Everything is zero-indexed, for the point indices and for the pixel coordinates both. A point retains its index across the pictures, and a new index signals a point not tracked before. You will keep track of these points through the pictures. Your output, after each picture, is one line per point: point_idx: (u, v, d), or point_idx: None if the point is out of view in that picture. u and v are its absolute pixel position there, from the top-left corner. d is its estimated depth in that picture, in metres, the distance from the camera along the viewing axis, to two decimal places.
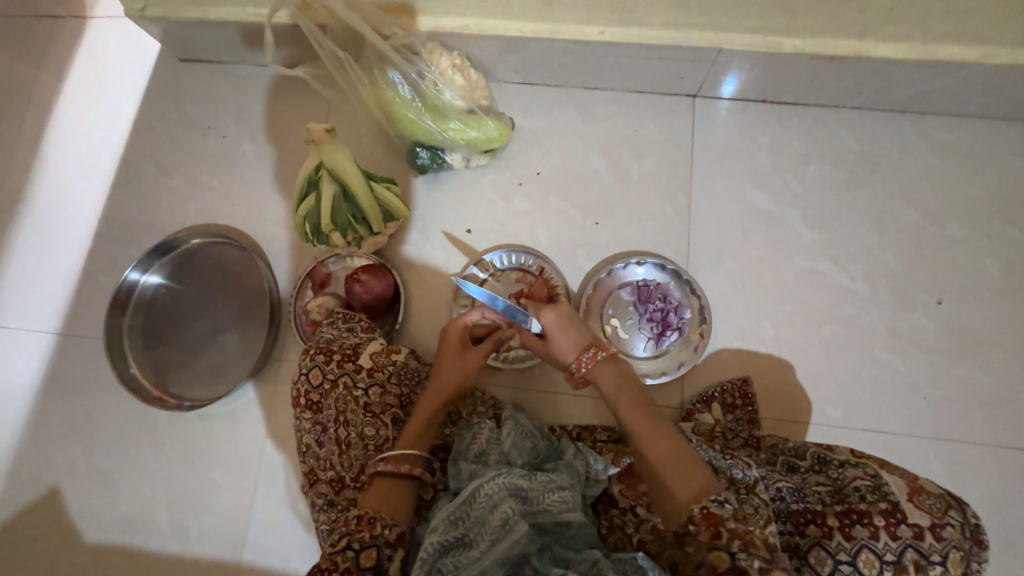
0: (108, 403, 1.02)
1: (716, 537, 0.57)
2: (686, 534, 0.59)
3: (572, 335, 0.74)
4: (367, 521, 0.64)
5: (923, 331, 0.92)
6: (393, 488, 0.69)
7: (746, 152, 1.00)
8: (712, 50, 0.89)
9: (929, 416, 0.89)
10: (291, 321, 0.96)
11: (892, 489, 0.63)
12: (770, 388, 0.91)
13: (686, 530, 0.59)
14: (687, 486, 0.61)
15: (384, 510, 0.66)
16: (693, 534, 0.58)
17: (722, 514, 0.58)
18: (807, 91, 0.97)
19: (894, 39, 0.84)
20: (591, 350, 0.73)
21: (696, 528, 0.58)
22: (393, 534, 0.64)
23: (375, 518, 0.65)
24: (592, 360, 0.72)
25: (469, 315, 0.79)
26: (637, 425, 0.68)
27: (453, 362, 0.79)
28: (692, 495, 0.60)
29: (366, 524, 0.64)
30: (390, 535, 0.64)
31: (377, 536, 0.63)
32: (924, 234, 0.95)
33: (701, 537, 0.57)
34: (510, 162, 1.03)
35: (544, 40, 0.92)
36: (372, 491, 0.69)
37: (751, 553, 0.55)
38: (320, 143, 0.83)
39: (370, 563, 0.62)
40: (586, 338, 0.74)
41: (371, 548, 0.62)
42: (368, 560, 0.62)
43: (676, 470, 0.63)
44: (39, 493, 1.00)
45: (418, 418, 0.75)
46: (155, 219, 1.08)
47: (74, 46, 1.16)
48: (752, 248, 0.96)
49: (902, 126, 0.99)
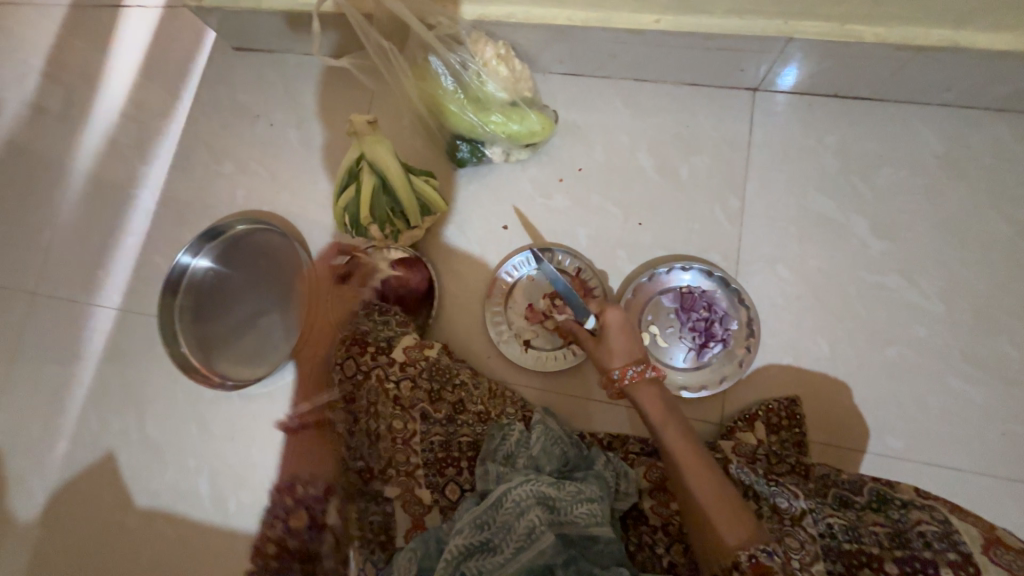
0: (160, 378, 1.08)
1: None
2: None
3: (626, 341, 0.72)
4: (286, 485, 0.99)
5: (1006, 359, 0.82)
6: (303, 456, 0.99)
7: (810, 152, 0.92)
8: (780, 40, 0.81)
9: (1006, 454, 0.79)
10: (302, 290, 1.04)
11: (964, 540, 0.56)
12: (822, 410, 0.84)
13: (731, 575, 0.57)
14: (733, 529, 0.58)
15: (303, 476, 0.98)
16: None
17: (772, 565, 0.55)
18: (885, 85, 0.87)
19: (1000, 27, 0.74)
20: (639, 365, 0.70)
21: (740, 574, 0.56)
22: (319, 488, 0.96)
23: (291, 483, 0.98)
24: (636, 377, 0.69)
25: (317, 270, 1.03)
26: (681, 452, 0.64)
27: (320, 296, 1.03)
28: (739, 541, 0.57)
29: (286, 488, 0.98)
30: (314, 490, 0.97)
31: (299, 494, 0.97)
32: (1016, 251, 0.84)
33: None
34: (552, 157, 0.99)
35: (594, 29, 0.87)
36: (297, 461, 0.99)
37: None
38: (363, 136, 0.83)
39: (302, 520, 0.96)
40: (638, 352, 0.72)
41: (304, 500, 0.96)
42: (300, 514, 0.96)
43: (724, 509, 0.59)
44: (97, 455, 1.08)
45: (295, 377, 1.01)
46: (206, 204, 1.12)
47: (138, 35, 1.21)
48: (810, 257, 0.89)
49: (999, 127, 0.87)
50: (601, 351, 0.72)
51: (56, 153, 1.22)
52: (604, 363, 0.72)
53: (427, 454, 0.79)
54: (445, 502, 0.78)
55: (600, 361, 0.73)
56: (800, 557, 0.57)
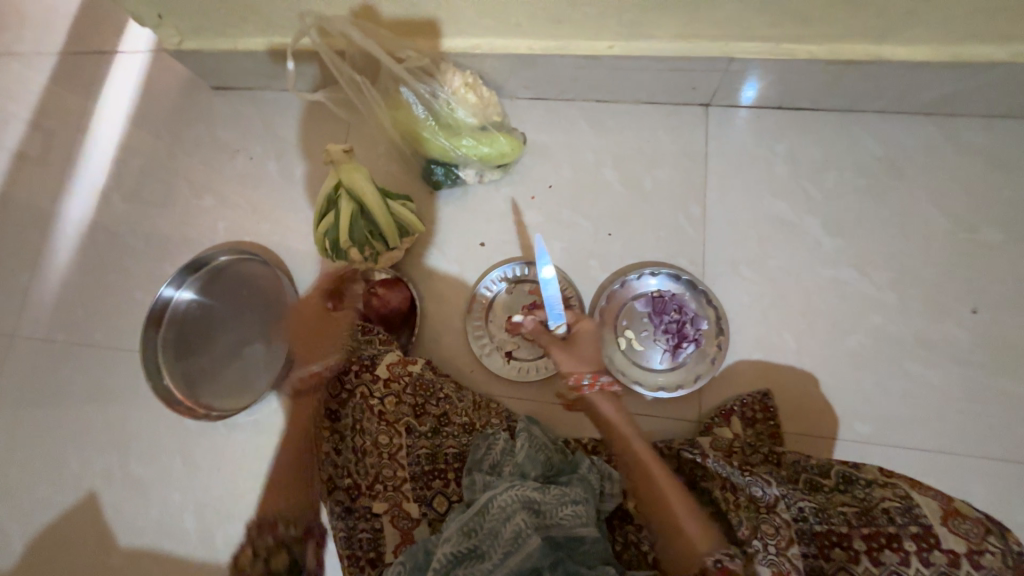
0: (144, 412, 1.07)
1: None
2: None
3: (595, 351, 0.79)
4: (268, 525, 0.80)
5: (956, 342, 0.87)
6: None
7: (762, 159, 0.98)
8: (723, 60, 0.88)
9: (966, 433, 0.84)
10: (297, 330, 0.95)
11: (925, 512, 0.59)
12: (793, 402, 0.88)
13: None
14: (701, 538, 0.62)
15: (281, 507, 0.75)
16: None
17: (736, 568, 0.59)
18: (823, 96, 0.95)
19: (916, 41, 0.82)
20: (604, 375, 0.78)
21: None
22: (298, 531, 0.81)
23: (276, 521, 0.81)
24: (605, 385, 0.76)
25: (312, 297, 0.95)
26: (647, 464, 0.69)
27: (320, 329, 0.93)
28: (708, 550, 0.61)
29: (268, 526, 0.80)
30: (296, 532, 0.81)
31: (280, 536, 0.80)
32: (954, 240, 0.91)
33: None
34: (523, 175, 1.04)
35: (554, 56, 0.94)
36: (277, 493, 0.86)
37: None
38: (339, 164, 0.87)
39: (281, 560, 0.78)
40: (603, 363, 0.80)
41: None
42: (279, 562, 0.77)
43: (688, 518, 0.64)
44: (78, 497, 1.06)
45: (312, 349, 0.91)
46: (188, 237, 1.14)
47: (120, 79, 1.25)
48: (770, 257, 0.94)
49: (929, 129, 0.95)
50: (574, 355, 0.78)
51: (36, 194, 1.23)
52: (576, 369, 0.78)
53: (414, 467, 0.80)
54: (433, 516, 0.79)
55: (564, 365, 0.79)
56: (775, 543, 0.61)
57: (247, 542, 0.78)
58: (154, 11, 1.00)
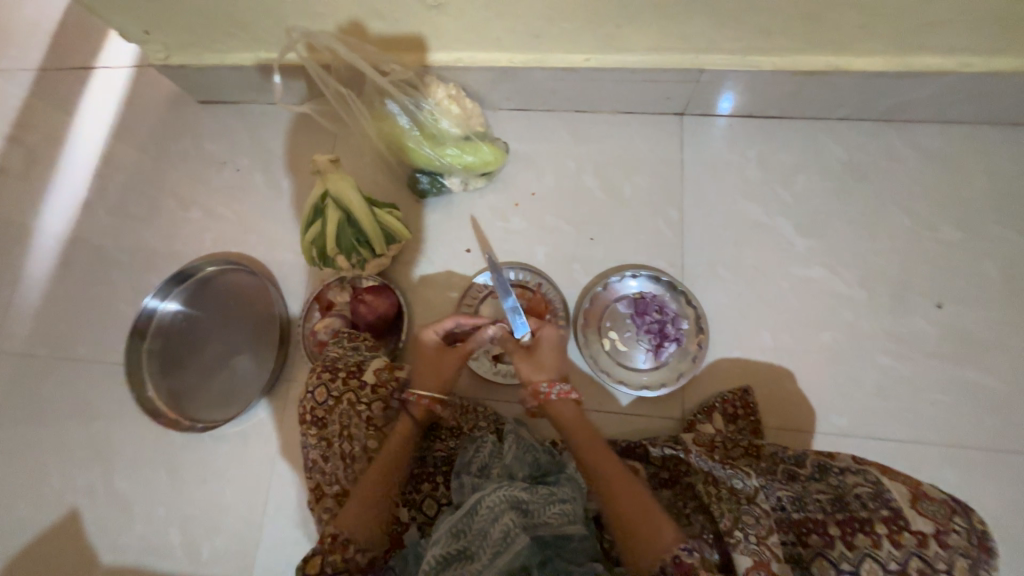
0: (127, 426, 1.06)
1: None
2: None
3: (555, 359, 0.81)
4: (340, 543, 0.70)
5: (923, 335, 0.91)
6: (367, 500, 0.73)
7: (735, 165, 1.03)
8: (694, 71, 0.93)
9: (936, 422, 0.87)
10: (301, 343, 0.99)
11: (894, 495, 0.62)
12: (772, 397, 0.90)
13: None
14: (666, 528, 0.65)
15: (357, 531, 0.71)
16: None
17: (694, 562, 0.61)
18: (790, 105, 1.00)
19: (871, 52, 0.87)
20: (562, 383, 0.80)
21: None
22: (364, 559, 0.70)
23: (347, 541, 0.70)
24: (561, 394, 0.78)
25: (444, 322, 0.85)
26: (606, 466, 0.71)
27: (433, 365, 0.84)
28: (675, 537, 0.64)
29: (339, 546, 0.69)
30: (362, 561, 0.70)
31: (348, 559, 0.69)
32: (917, 239, 0.96)
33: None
34: (507, 183, 1.07)
35: (534, 69, 0.98)
36: (358, 509, 0.72)
37: None
38: (326, 173, 0.89)
39: None
40: (562, 370, 0.81)
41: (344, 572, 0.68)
42: None
43: (641, 520, 0.65)
44: (58, 515, 1.03)
45: (429, 378, 0.82)
46: (174, 249, 1.15)
47: (105, 94, 1.26)
48: (746, 257, 0.98)
49: (889, 135, 1.01)
50: (530, 365, 0.80)
51: (18, 209, 1.23)
52: (533, 377, 0.80)
53: None
54: (422, 518, 0.81)
55: (523, 371, 0.81)
56: (755, 532, 0.63)
57: (314, 550, 0.69)
58: (141, 27, 1.02)
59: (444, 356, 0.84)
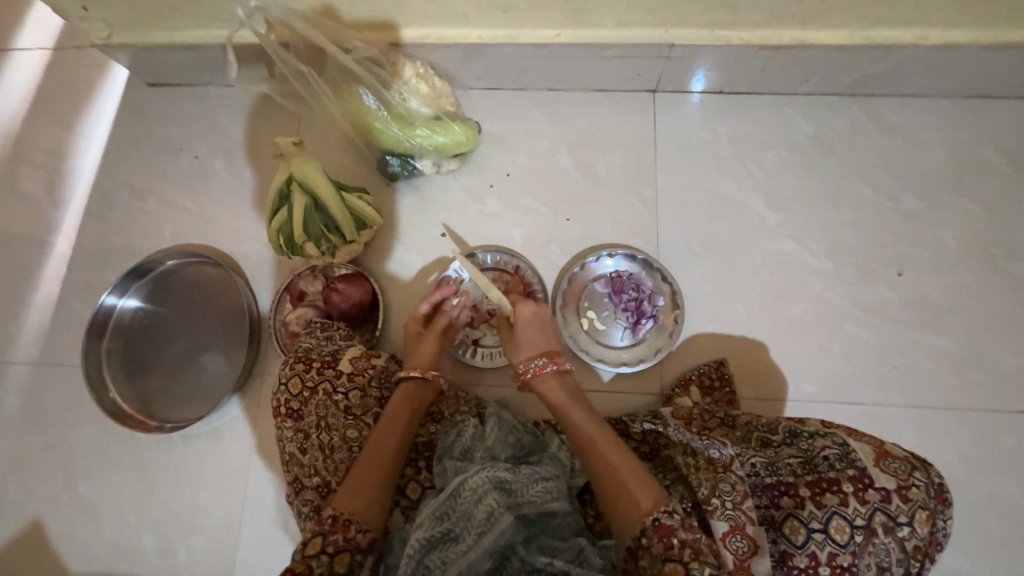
0: (90, 430, 1.01)
1: (670, 547, 0.60)
2: (639, 547, 0.62)
3: (533, 335, 0.80)
4: (341, 523, 0.64)
5: (887, 302, 0.95)
6: (365, 479, 0.68)
7: (708, 141, 1.03)
8: (664, 46, 0.93)
9: (899, 385, 0.91)
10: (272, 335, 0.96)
11: (859, 456, 0.65)
12: (746, 369, 0.93)
13: (639, 542, 0.62)
14: (648, 496, 0.64)
15: (356, 510, 0.66)
16: (646, 547, 0.62)
17: (673, 524, 0.61)
18: (759, 81, 1.01)
19: (835, 26, 0.88)
20: (540, 358, 0.77)
21: (649, 541, 0.61)
22: (365, 538, 0.65)
23: (350, 520, 0.65)
24: (538, 369, 0.76)
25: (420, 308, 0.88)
26: (591, 430, 0.71)
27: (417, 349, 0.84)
28: (649, 507, 0.63)
29: (341, 525, 0.64)
30: (363, 541, 0.65)
31: (350, 539, 0.64)
32: (881, 211, 0.99)
33: (654, 550, 0.61)
34: (480, 165, 1.05)
35: (503, 46, 0.95)
36: (358, 486, 0.68)
37: (702, 562, 0.58)
38: (289, 156, 0.84)
39: (343, 568, 0.63)
40: (539, 347, 0.79)
41: (344, 553, 0.63)
42: (341, 565, 0.63)
43: (635, 479, 0.65)
44: (21, 527, 0.98)
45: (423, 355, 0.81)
46: (130, 243, 1.08)
47: (43, 78, 1.17)
48: (720, 233, 0.99)
49: (853, 110, 1.03)
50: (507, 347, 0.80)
51: None
52: (513, 357, 0.80)
53: None
54: (406, 502, 0.80)
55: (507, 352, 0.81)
56: (731, 499, 0.65)
57: (315, 530, 0.64)
58: (78, 2, 0.94)
59: (426, 338, 0.84)
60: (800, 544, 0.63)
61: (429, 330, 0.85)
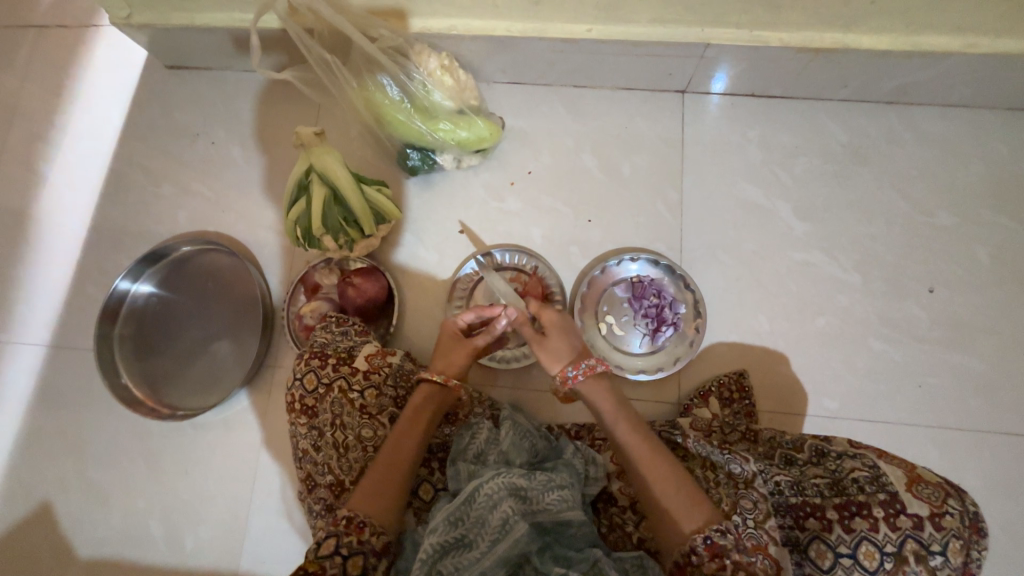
0: (101, 415, 1.00)
1: (722, 569, 0.58)
2: (689, 564, 0.59)
3: (568, 339, 0.75)
4: (357, 525, 0.64)
5: (915, 319, 0.92)
6: (383, 482, 0.68)
7: (736, 146, 1.00)
8: (699, 45, 0.89)
9: (923, 404, 0.89)
10: (285, 328, 0.95)
11: (890, 479, 0.64)
12: (765, 381, 0.91)
13: (690, 560, 0.59)
14: (690, 517, 0.61)
15: (373, 513, 0.65)
16: (697, 565, 0.59)
17: (726, 545, 0.59)
18: (793, 85, 0.97)
19: (880, 30, 0.85)
20: (586, 359, 0.74)
21: (701, 559, 0.59)
22: (380, 542, 0.64)
23: (365, 523, 0.64)
24: (590, 370, 0.72)
25: (463, 314, 0.81)
26: (634, 445, 0.67)
27: (448, 356, 0.79)
28: (697, 527, 0.60)
29: (356, 528, 0.63)
30: (378, 544, 0.64)
31: (365, 542, 0.63)
32: (914, 224, 0.96)
33: (706, 568, 0.58)
34: (501, 161, 1.03)
35: (532, 39, 0.92)
36: (372, 487, 0.67)
37: None
38: (310, 146, 0.83)
39: (357, 570, 0.62)
40: (580, 346, 0.75)
41: (359, 555, 0.62)
42: (355, 567, 0.62)
43: (679, 500, 0.62)
44: (30, 508, 0.98)
45: (457, 363, 0.78)
46: (145, 228, 1.07)
47: (60, 56, 1.15)
48: (745, 242, 0.96)
49: (889, 118, 1.00)
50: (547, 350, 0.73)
51: None
52: (558, 364, 0.73)
53: None
54: (419, 503, 0.79)
55: (546, 361, 0.74)
56: (753, 517, 0.63)
57: (329, 531, 0.63)
58: None
59: (462, 345, 0.79)
60: (826, 568, 0.62)
61: (465, 339, 0.79)
